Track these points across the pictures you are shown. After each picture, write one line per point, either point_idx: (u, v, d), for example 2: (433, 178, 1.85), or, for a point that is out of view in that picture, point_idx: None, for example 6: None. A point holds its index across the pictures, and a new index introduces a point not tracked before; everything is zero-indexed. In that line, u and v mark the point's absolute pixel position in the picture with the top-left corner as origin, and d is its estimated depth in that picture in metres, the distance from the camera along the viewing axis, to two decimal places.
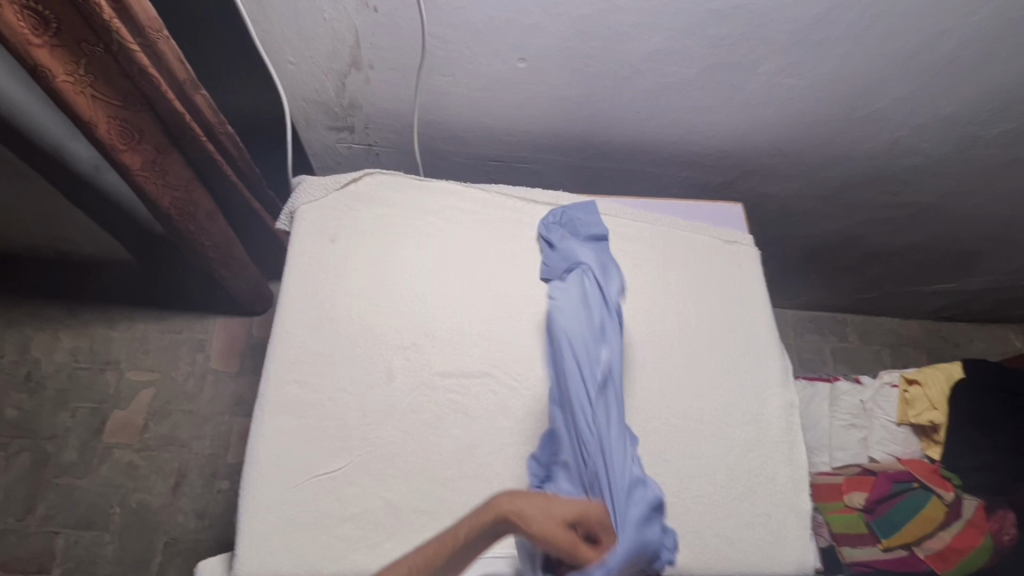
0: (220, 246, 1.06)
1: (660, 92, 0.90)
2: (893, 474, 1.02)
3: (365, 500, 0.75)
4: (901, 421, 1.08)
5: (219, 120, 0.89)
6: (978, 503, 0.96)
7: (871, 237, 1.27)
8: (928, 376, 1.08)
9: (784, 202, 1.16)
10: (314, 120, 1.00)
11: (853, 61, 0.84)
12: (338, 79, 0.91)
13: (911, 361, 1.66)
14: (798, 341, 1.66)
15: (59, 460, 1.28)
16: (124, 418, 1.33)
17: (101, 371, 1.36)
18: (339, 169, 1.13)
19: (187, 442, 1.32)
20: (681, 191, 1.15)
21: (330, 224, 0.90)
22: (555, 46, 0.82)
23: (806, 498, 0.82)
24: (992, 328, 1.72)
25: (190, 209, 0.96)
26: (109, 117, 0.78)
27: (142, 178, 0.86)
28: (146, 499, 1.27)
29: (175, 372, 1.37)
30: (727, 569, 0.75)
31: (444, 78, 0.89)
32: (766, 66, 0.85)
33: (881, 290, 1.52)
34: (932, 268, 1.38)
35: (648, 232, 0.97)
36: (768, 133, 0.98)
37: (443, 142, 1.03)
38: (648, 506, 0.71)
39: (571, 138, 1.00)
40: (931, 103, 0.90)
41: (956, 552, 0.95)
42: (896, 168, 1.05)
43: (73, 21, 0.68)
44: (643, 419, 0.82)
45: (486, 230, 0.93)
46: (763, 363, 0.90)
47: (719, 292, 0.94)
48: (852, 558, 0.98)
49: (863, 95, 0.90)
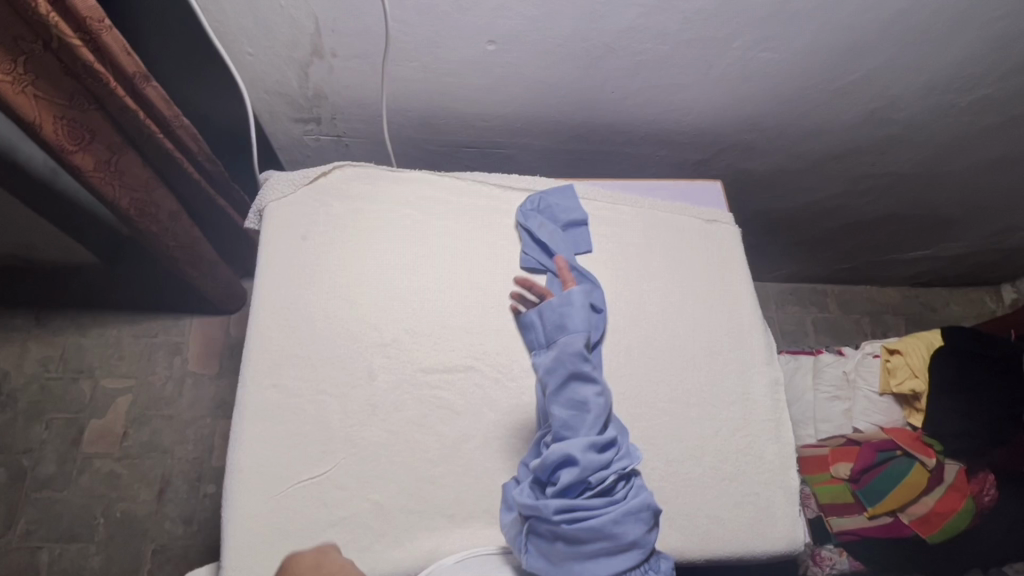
0: (187, 246, 1.03)
1: (635, 70, 0.88)
2: (877, 442, 1.02)
3: (353, 503, 0.73)
4: (883, 391, 1.08)
5: (174, 113, 0.84)
6: (958, 466, 0.99)
7: (849, 209, 1.27)
8: (908, 346, 1.09)
9: (763, 177, 1.15)
10: (278, 113, 0.96)
11: (829, 32, 0.82)
12: (301, 69, 0.87)
13: (890, 328, 1.68)
14: (780, 314, 1.67)
15: (36, 474, 1.25)
16: (102, 427, 1.29)
17: (74, 381, 1.32)
18: (308, 162, 1.10)
19: (169, 448, 1.29)
20: (659, 170, 1.14)
21: (300, 220, 0.87)
22: (524, 27, 0.79)
23: (794, 474, 0.83)
24: (968, 292, 1.74)
25: (151, 209, 0.92)
26: (56, 117, 0.73)
27: (96, 179, 0.82)
28: (130, 508, 1.24)
29: (152, 377, 1.34)
30: (718, 549, 0.76)
31: (411, 64, 0.85)
32: (741, 40, 0.83)
33: (860, 260, 1.53)
34: (909, 236, 1.39)
35: (628, 215, 0.95)
36: (745, 108, 0.96)
37: (414, 130, 1.00)
38: (640, 525, 0.65)
39: (546, 121, 0.98)
40: (907, 72, 0.89)
41: (939, 515, 0.97)
42: (872, 139, 1.04)
43: (7, 18, 0.63)
44: (630, 405, 0.82)
45: (463, 219, 0.91)
46: (747, 341, 0.90)
47: (701, 272, 0.93)
48: (839, 527, 1.00)
49: (839, 66, 0.88)
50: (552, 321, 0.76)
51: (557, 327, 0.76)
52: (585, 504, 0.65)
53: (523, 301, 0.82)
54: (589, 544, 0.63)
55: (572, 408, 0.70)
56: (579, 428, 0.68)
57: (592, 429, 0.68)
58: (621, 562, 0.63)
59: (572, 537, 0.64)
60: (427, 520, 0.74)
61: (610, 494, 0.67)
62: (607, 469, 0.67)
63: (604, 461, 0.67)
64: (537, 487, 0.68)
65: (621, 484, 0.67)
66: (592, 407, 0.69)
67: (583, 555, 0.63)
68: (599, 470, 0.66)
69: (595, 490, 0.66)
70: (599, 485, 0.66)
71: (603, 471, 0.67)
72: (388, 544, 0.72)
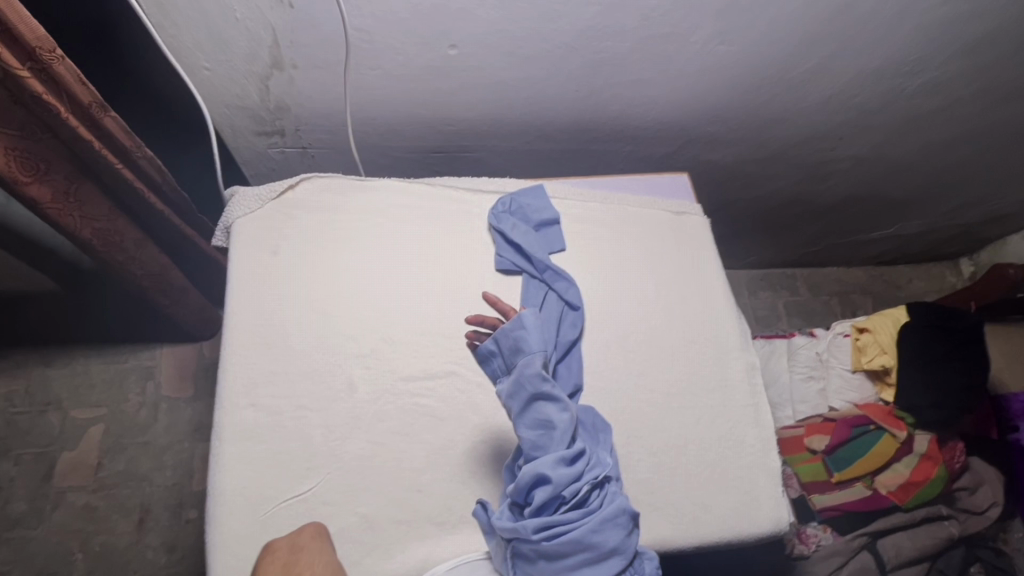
0: (157, 274, 1.01)
1: (597, 67, 0.88)
2: (851, 418, 1.05)
3: (341, 518, 0.73)
4: (856, 369, 1.12)
5: (135, 143, 0.82)
6: (929, 437, 1.03)
7: (812, 193, 1.30)
8: (876, 323, 1.11)
9: (728, 166, 1.17)
10: (240, 127, 0.94)
11: (782, 23, 0.84)
12: (261, 82, 0.85)
13: (858, 307, 1.73)
14: (752, 300, 1.70)
15: (7, 513, 1.20)
16: (76, 459, 1.26)
17: (42, 413, 1.27)
18: (275, 176, 1.08)
19: (147, 475, 1.26)
20: (627, 166, 1.15)
21: (270, 235, 0.85)
22: (484, 31, 0.79)
23: (776, 456, 0.85)
24: (929, 268, 1.80)
25: (117, 237, 0.90)
26: (7, 148, 0.71)
27: (54, 211, 0.80)
28: (109, 540, 1.21)
29: (125, 404, 1.30)
30: (706, 534, 0.77)
31: (374, 72, 0.85)
32: (698, 34, 0.84)
33: (826, 243, 1.57)
34: (871, 217, 1.43)
35: (599, 212, 0.96)
36: (707, 101, 0.98)
37: (380, 138, 0.99)
38: (620, 530, 0.65)
39: (512, 122, 0.98)
40: (858, 59, 0.92)
41: (914, 484, 1.01)
42: (830, 124, 1.07)
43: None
44: (614, 400, 0.83)
45: (435, 225, 0.90)
46: (723, 329, 0.91)
47: (674, 263, 0.94)
48: (822, 504, 1.03)
49: (793, 56, 0.91)
50: (507, 346, 0.69)
51: (514, 351, 0.69)
52: (562, 518, 0.65)
53: (478, 335, 0.73)
54: (570, 558, 0.63)
55: (538, 428, 0.67)
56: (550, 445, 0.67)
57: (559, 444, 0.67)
58: (605, 570, 0.63)
59: (552, 554, 0.64)
60: (416, 530, 0.73)
61: (586, 504, 0.67)
62: (579, 480, 0.66)
63: (576, 474, 0.66)
64: (516, 507, 0.68)
65: (595, 493, 0.67)
66: (558, 425, 0.67)
67: (566, 569, 0.63)
68: (571, 483, 0.66)
69: (570, 503, 0.66)
70: (573, 498, 0.66)
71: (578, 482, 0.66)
72: (379, 556, 0.71)
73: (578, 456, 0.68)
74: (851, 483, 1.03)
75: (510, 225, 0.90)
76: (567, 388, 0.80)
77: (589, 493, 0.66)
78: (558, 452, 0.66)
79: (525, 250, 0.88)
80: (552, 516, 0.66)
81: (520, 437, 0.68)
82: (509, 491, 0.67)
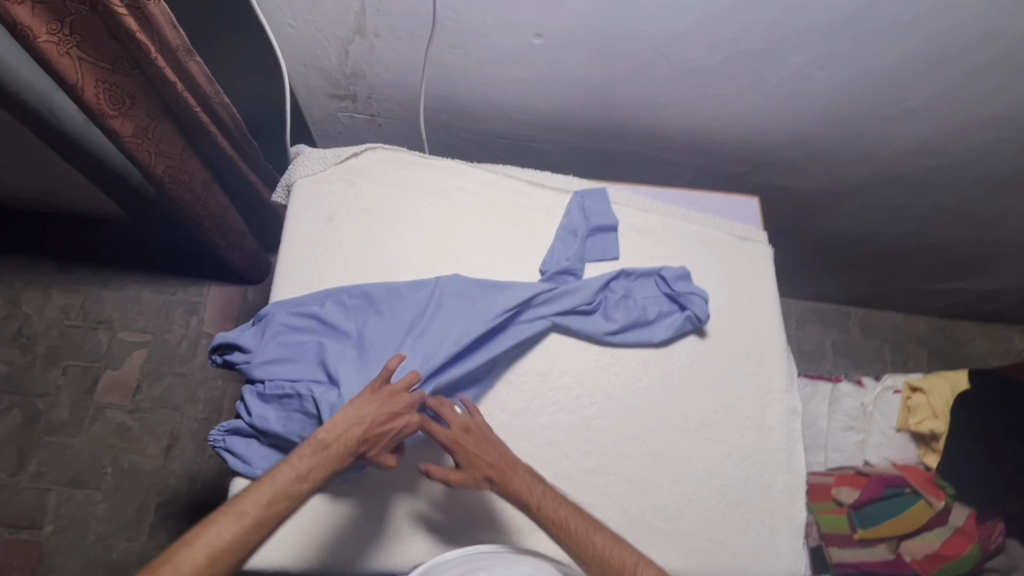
0: (216, 216, 1.04)
1: (684, 76, 0.85)
2: (886, 477, 1.01)
3: (358, 490, 0.74)
4: (900, 428, 1.04)
5: (215, 90, 0.83)
6: (968, 512, 0.98)
7: (885, 236, 1.22)
8: (932, 384, 1.02)
9: (800, 194, 1.12)
10: (315, 88, 0.95)
11: (894, 54, 0.78)
12: (342, 46, 0.85)
13: (910, 358, 1.65)
14: (799, 333, 1.64)
15: (51, 418, 1.28)
16: (117, 378, 1.32)
17: (92, 331, 1.34)
18: (340, 139, 1.09)
19: (180, 405, 1.31)
20: (694, 180, 1.10)
21: (328, 201, 0.86)
22: (572, 23, 0.76)
23: (803, 505, 0.81)
24: (996, 328, 1.69)
25: (186, 177, 0.92)
26: (98, 80, 0.74)
27: (133, 145, 0.82)
28: (137, 461, 1.26)
29: (168, 334, 1.36)
30: (717, 572, 0.76)
31: (454, 51, 0.83)
32: (797, 56, 0.79)
33: (889, 286, 1.49)
34: (945, 268, 1.34)
35: (659, 226, 0.93)
36: (792, 126, 0.93)
37: (449, 117, 0.98)
38: (674, 326, 0.84)
39: (584, 119, 0.96)
40: (966, 103, 0.86)
41: (942, 557, 0.97)
42: (921, 167, 1.00)
43: None
44: (642, 420, 0.81)
45: (491, 213, 0.89)
46: (769, 367, 0.87)
47: (729, 289, 0.91)
48: (839, 558, 1.00)
49: (895, 92, 0.85)
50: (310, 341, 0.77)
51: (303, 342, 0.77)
52: (649, 326, 0.85)
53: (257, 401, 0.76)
54: (656, 324, 0.85)
55: (621, 305, 0.85)
56: (685, 298, 0.85)
57: (670, 296, 0.86)
58: (655, 329, 0.84)
59: (645, 322, 0.84)
60: (428, 515, 0.74)
61: (650, 315, 0.84)
62: (670, 291, 0.86)
63: (669, 290, 0.86)
64: (635, 323, 0.84)
65: (619, 303, 0.85)
66: (627, 311, 0.84)
67: (659, 326, 0.85)
68: (664, 296, 0.86)
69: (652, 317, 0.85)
70: (628, 320, 0.84)
71: (299, 315, 0.78)
72: (389, 536, 0.72)
73: (297, 316, 0.78)
74: (874, 543, 1.00)
75: (558, 253, 0.87)
76: (620, 322, 0.83)
77: (304, 310, 0.78)
78: (629, 319, 0.84)
79: (572, 258, 0.86)
80: (637, 321, 0.84)
81: (618, 316, 0.84)
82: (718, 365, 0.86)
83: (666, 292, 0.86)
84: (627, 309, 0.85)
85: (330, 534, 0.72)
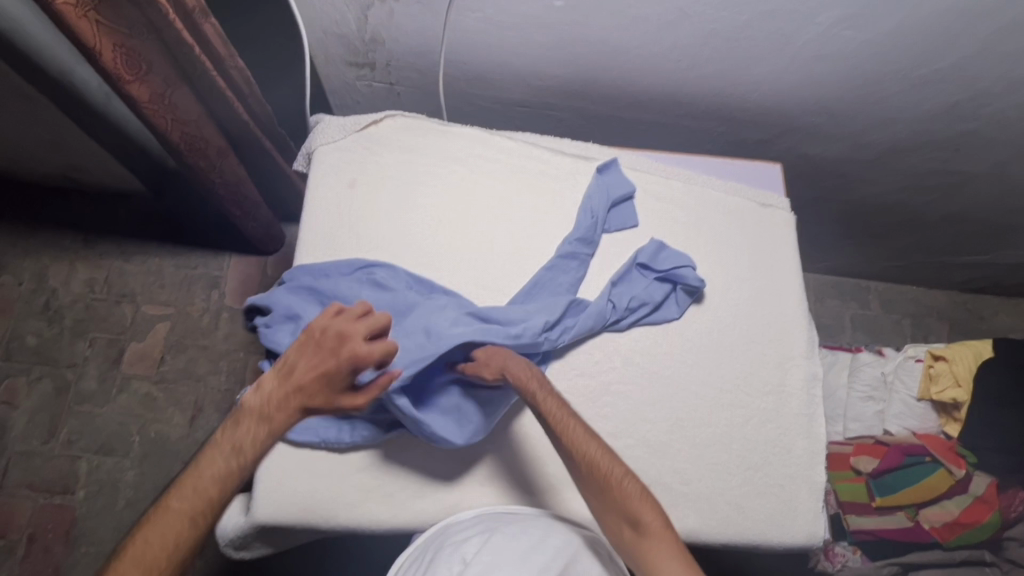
0: (230, 184, 1.04)
1: (706, 39, 0.83)
2: (907, 447, 1.01)
3: (379, 452, 0.75)
4: (921, 397, 1.04)
5: (229, 52, 0.83)
6: (990, 480, 0.98)
7: (909, 205, 1.20)
8: (954, 352, 1.03)
9: (823, 163, 1.10)
10: (333, 56, 0.94)
11: (924, 12, 0.76)
12: (360, 12, 0.84)
13: (931, 332, 1.63)
14: (817, 307, 1.63)
15: (79, 388, 1.31)
16: (141, 350, 1.35)
17: (116, 304, 1.37)
18: (358, 109, 1.09)
19: (203, 376, 1.34)
20: (715, 148, 1.09)
21: (349, 167, 0.86)
22: None
23: (822, 470, 0.82)
24: (1020, 303, 1.67)
25: (201, 145, 0.93)
26: (115, 45, 0.73)
27: (149, 111, 0.83)
28: (163, 430, 1.29)
29: (191, 307, 1.38)
30: (736, 535, 0.77)
31: (473, 15, 0.82)
32: (823, 15, 0.78)
33: (910, 259, 1.47)
34: (969, 240, 1.32)
35: (679, 192, 0.92)
36: (817, 90, 0.92)
37: (468, 85, 0.97)
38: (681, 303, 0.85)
39: (603, 85, 0.94)
40: (999, 64, 0.83)
41: (960, 524, 0.98)
42: (949, 133, 0.98)
43: None
44: (661, 384, 0.81)
45: (510, 180, 0.89)
46: (789, 333, 0.87)
47: (749, 254, 0.90)
48: (855, 526, 1.00)
49: (925, 53, 0.83)
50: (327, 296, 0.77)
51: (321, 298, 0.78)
52: (656, 306, 0.84)
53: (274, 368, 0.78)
54: (665, 308, 0.84)
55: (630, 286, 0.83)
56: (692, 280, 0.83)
57: (678, 276, 0.84)
58: (665, 312, 0.84)
59: (653, 304, 0.83)
60: (450, 477, 0.75)
61: (657, 297, 0.83)
62: (677, 272, 0.84)
63: (677, 271, 0.84)
64: (643, 305, 0.83)
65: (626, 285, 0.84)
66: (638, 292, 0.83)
67: (665, 306, 0.84)
68: (671, 277, 0.84)
69: (657, 299, 0.83)
70: (636, 302, 0.82)
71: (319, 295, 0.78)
72: (413, 495, 0.74)
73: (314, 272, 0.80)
74: (893, 511, 1.00)
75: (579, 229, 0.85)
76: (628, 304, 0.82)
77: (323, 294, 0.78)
78: (636, 301, 0.82)
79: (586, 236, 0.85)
80: (645, 303, 0.83)
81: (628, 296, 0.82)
82: (735, 328, 0.86)
83: (674, 273, 0.84)
84: (637, 291, 0.83)
85: (353, 492, 0.73)
